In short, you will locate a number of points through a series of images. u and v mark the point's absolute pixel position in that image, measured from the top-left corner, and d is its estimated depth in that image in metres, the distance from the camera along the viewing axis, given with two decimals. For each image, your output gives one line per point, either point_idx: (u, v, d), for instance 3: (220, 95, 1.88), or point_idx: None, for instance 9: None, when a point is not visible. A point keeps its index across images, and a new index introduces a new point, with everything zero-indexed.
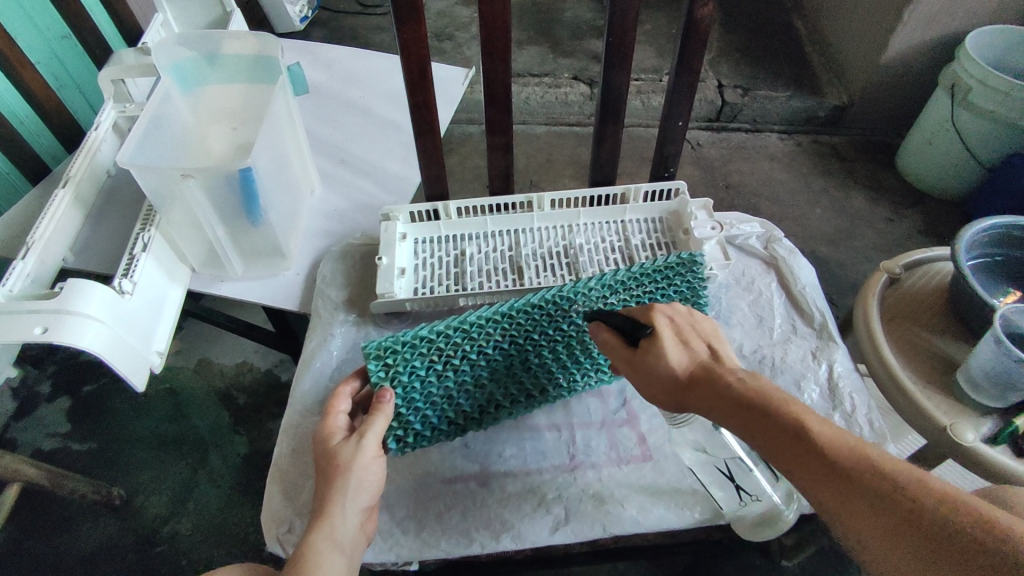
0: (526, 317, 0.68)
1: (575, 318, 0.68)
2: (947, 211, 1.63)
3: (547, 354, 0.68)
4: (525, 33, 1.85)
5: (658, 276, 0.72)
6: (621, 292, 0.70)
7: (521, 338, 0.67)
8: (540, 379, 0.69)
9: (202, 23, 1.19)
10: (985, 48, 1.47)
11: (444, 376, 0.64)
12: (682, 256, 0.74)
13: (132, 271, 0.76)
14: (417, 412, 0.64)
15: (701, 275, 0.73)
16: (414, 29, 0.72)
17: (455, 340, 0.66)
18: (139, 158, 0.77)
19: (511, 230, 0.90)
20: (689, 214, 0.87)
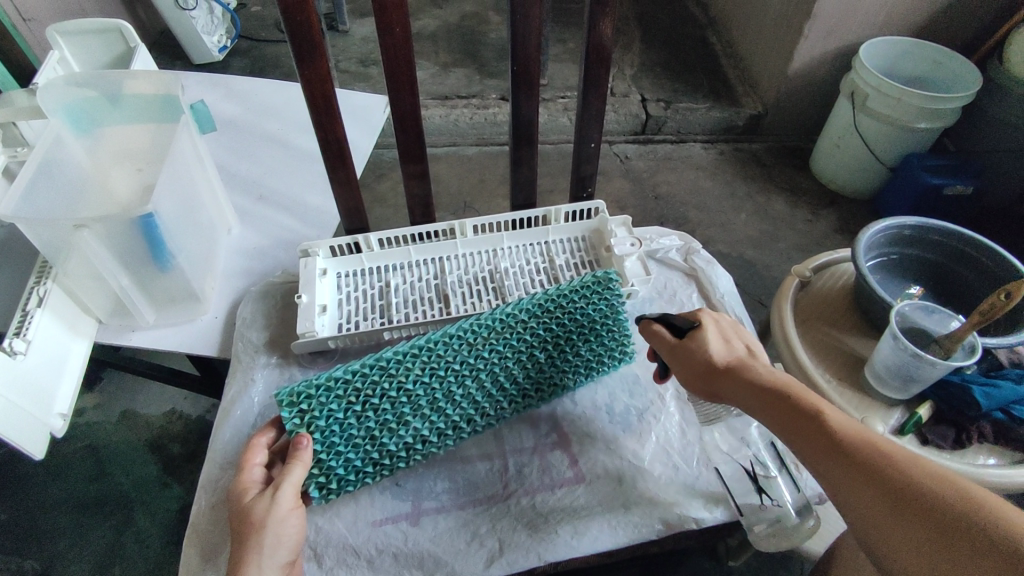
0: (445, 348, 0.67)
1: (496, 345, 0.68)
2: (859, 209, 1.73)
3: (470, 384, 0.68)
4: (452, 55, 1.86)
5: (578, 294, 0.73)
6: (541, 315, 0.70)
7: (442, 371, 0.66)
8: (465, 409, 0.68)
9: (104, 60, 1.15)
10: (879, 57, 1.58)
11: (364, 417, 0.63)
12: (599, 274, 0.74)
13: (25, 327, 0.71)
14: (338, 456, 0.63)
15: (618, 292, 0.73)
16: (314, 65, 0.71)
17: (372, 378, 0.64)
18: (26, 210, 0.72)
19: (435, 257, 0.89)
20: (609, 231, 0.89)
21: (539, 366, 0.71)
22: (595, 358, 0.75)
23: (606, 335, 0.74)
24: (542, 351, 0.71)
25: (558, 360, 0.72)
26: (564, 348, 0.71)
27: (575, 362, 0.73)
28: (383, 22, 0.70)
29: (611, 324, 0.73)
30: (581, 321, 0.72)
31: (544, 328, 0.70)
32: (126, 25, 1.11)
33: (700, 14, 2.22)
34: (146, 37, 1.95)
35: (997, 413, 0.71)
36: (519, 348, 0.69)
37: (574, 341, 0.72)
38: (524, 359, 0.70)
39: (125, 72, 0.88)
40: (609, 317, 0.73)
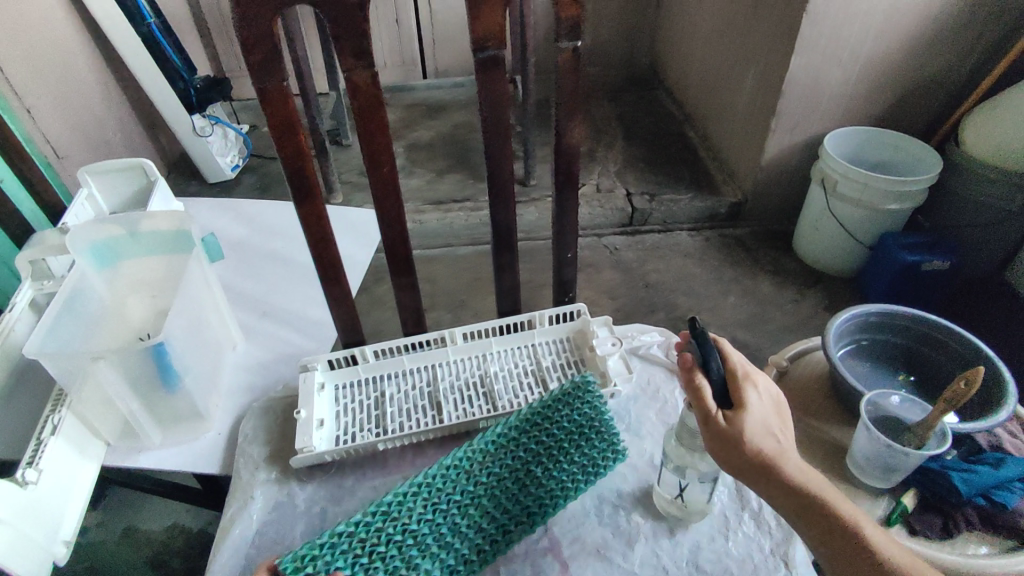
0: (442, 481, 0.72)
1: (490, 468, 0.73)
2: (845, 288, 1.78)
3: (473, 513, 0.70)
4: (447, 162, 2.01)
5: (559, 404, 0.80)
6: (530, 431, 0.76)
7: (444, 504, 0.69)
8: (472, 541, 0.68)
9: (127, 193, 1.29)
10: (843, 146, 1.71)
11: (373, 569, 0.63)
12: (575, 379, 0.80)
13: (37, 457, 0.75)
14: None
15: (597, 393, 0.79)
16: (311, 203, 0.79)
17: (376, 527, 0.66)
18: (49, 346, 0.79)
19: (428, 365, 0.94)
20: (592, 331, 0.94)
21: (537, 481, 0.73)
22: (592, 464, 0.75)
23: (593, 437, 0.77)
24: (538, 464, 0.73)
25: (553, 470, 0.73)
26: (559, 458, 0.74)
27: (571, 472, 0.74)
28: (372, 164, 0.78)
29: (598, 426, 0.77)
30: (568, 428, 0.76)
31: (534, 442, 0.75)
32: (149, 163, 1.25)
33: (678, 113, 2.41)
34: (164, 161, 2.12)
35: (978, 499, 0.72)
36: (516, 468, 0.73)
37: (567, 450, 0.75)
38: (520, 477, 0.73)
39: (144, 213, 0.96)
40: (596, 420, 0.78)
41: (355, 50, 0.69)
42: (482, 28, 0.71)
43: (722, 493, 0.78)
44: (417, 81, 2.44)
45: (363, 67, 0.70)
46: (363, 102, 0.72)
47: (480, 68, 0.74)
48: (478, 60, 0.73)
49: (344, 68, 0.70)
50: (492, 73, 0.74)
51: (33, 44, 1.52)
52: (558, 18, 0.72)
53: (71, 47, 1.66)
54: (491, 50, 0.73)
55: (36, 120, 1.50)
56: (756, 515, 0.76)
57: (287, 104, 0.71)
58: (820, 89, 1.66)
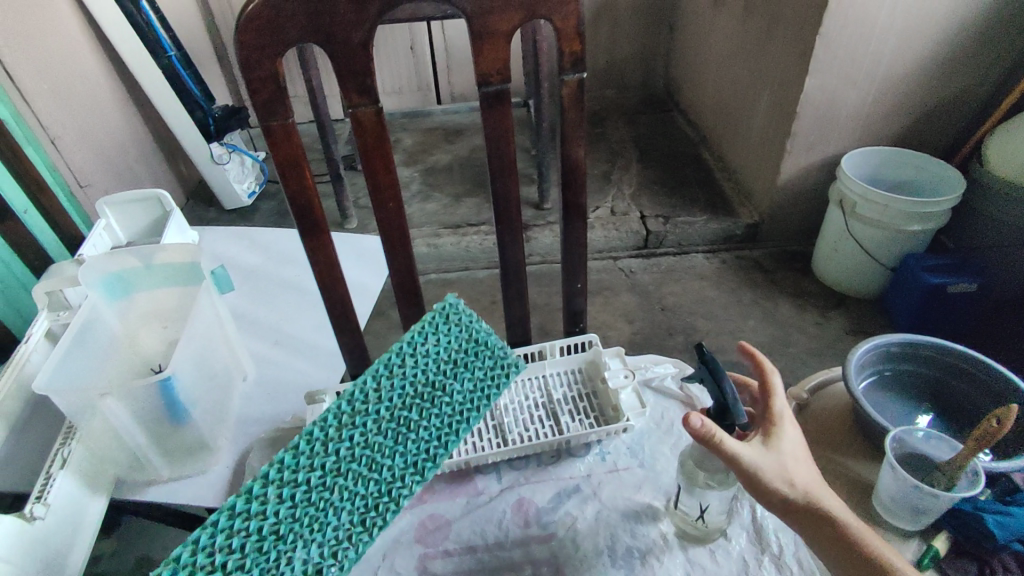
0: (297, 460, 0.58)
1: (352, 427, 0.60)
2: (869, 311, 1.72)
3: (344, 483, 0.57)
4: (463, 186, 2.01)
5: (419, 339, 0.67)
6: (395, 372, 0.64)
7: (304, 483, 0.56)
8: (353, 515, 0.56)
9: (144, 223, 1.32)
10: (861, 167, 1.68)
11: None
12: (439, 307, 0.70)
13: (46, 493, 0.74)
14: None
15: (465, 315, 0.70)
16: (316, 238, 0.79)
17: (220, 535, 0.53)
18: (58, 381, 0.79)
19: None
20: (603, 362, 0.94)
21: (416, 424, 0.62)
22: (481, 387, 0.65)
23: (475, 358, 0.67)
24: (414, 407, 0.63)
25: (434, 406, 0.63)
26: (443, 389, 0.64)
27: (458, 401, 0.64)
28: (378, 200, 0.78)
29: (480, 347, 0.68)
30: (440, 359, 0.66)
31: (403, 383, 0.64)
32: (166, 194, 1.28)
33: (693, 133, 2.40)
34: (185, 187, 2.16)
35: (1014, 545, 0.69)
36: (388, 419, 0.62)
37: (445, 381, 0.65)
38: (396, 427, 0.61)
39: (158, 246, 0.97)
40: (473, 344, 0.68)
41: (358, 88, 0.69)
42: (485, 63, 0.71)
43: (741, 536, 0.74)
44: (433, 106, 2.46)
45: (367, 104, 0.70)
46: (368, 138, 0.73)
47: (485, 102, 0.74)
48: (482, 94, 0.73)
49: (347, 105, 0.70)
50: (497, 107, 0.74)
51: (59, 79, 1.57)
52: (562, 52, 0.72)
53: (96, 81, 1.72)
54: (494, 84, 0.73)
55: (60, 152, 1.54)
56: (776, 561, 0.72)
57: (292, 141, 0.71)
58: (836, 110, 1.63)
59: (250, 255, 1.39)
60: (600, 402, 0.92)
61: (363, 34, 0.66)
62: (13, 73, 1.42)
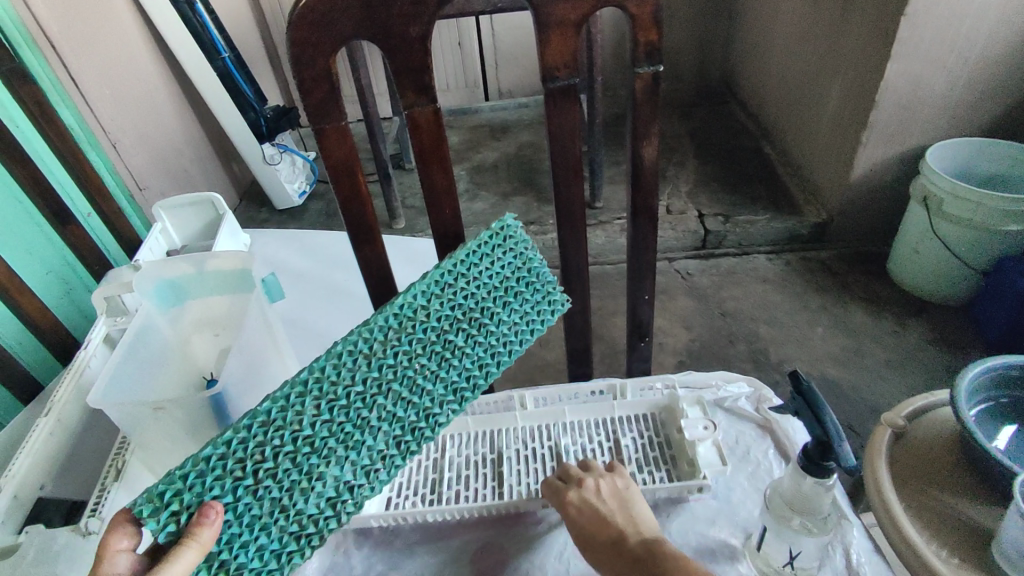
0: (335, 373, 0.60)
1: (394, 347, 0.62)
2: (955, 320, 1.57)
3: (382, 402, 0.61)
4: (511, 184, 1.96)
5: (473, 259, 0.66)
6: (440, 294, 0.64)
7: (342, 397, 0.60)
8: (388, 433, 0.61)
9: (198, 225, 1.33)
10: (948, 160, 1.53)
11: (263, 489, 0.56)
12: (494, 226, 0.68)
13: (101, 508, 0.73)
14: (250, 546, 0.56)
15: (516, 241, 0.68)
16: (371, 246, 0.75)
17: (257, 442, 0.57)
18: (110, 394, 0.78)
19: (494, 430, 0.85)
20: (682, 411, 0.81)
21: (459, 351, 0.64)
22: (527, 319, 0.67)
23: (524, 289, 0.67)
24: (458, 334, 0.64)
25: (479, 336, 0.65)
26: (485, 320, 0.65)
27: (502, 333, 0.66)
28: (434, 206, 0.74)
29: (526, 279, 0.68)
30: (490, 285, 0.66)
31: (448, 308, 0.64)
32: (218, 196, 1.28)
33: (753, 126, 2.27)
34: (238, 188, 2.19)
35: None
36: (432, 341, 0.63)
37: (492, 310, 0.66)
38: (438, 350, 0.63)
39: (210, 252, 0.95)
40: (520, 274, 0.68)
41: (415, 86, 0.64)
42: (553, 55, 0.65)
43: None
44: (481, 102, 2.41)
45: (425, 103, 0.65)
46: (424, 140, 0.68)
47: (551, 98, 0.67)
48: (548, 90, 0.67)
49: (404, 105, 0.65)
50: (562, 103, 0.68)
51: (119, 82, 1.59)
52: (637, 42, 0.65)
53: (154, 84, 1.74)
54: (561, 79, 0.66)
55: (121, 156, 1.57)
56: None
57: (345, 142, 0.67)
58: (920, 98, 1.49)
59: (301, 259, 1.38)
60: (675, 455, 0.79)
61: (421, 27, 0.61)
62: (78, 80, 1.45)
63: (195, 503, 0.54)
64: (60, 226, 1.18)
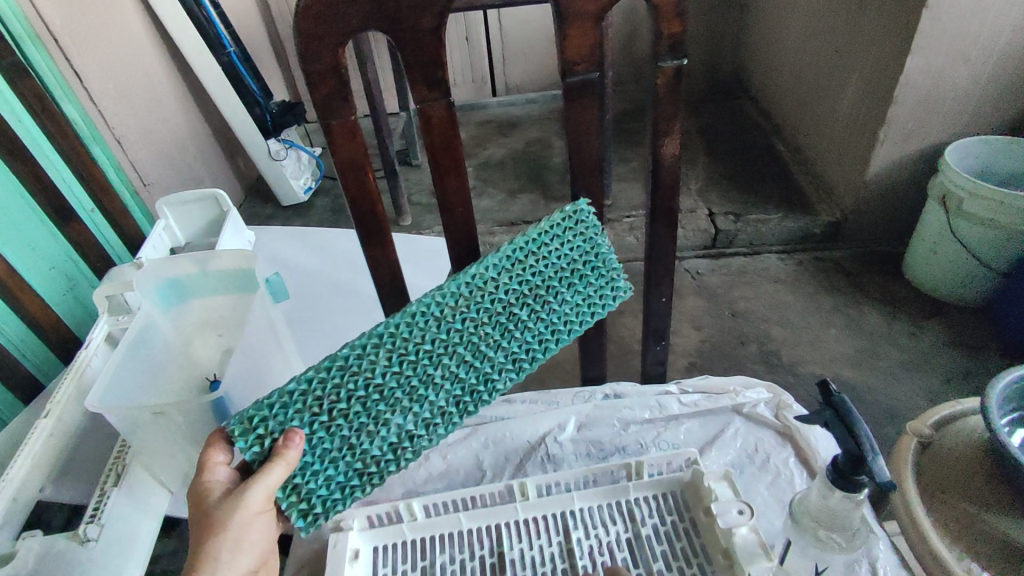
0: (408, 332, 0.63)
1: (463, 313, 0.64)
2: (973, 321, 1.53)
3: (447, 363, 0.64)
4: (518, 181, 1.93)
5: (547, 236, 0.65)
6: (511, 267, 0.64)
7: (413, 354, 0.63)
8: (449, 391, 0.65)
9: (202, 223, 1.31)
10: (968, 158, 1.49)
11: (337, 426, 0.62)
12: (567, 207, 0.66)
13: (100, 511, 0.71)
14: (318, 475, 0.62)
15: (591, 226, 0.66)
16: (379, 247, 0.73)
17: (334, 384, 0.61)
18: (111, 397, 0.76)
19: (492, 525, 0.75)
20: (711, 495, 0.72)
21: (521, 326, 0.65)
22: (587, 301, 0.68)
23: (590, 273, 0.67)
24: (523, 307, 0.65)
25: (541, 313, 0.65)
26: (549, 298, 0.65)
27: (562, 312, 0.66)
28: (445, 206, 0.71)
29: (592, 261, 0.67)
30: (559, 264, 0.65)
31: (517, 282, 0.65)
32: (223, 193, 1.26)
33: (765, 122, 2.23)
34: (242, 183, 2.16)
35: None
36: (498, 313, 0.64)
37: (557, 288, 0.66)
38: (503, 322, 0.65)
39: (212, 251, 0.93)
40: (589, 253, 0.66)
41: (427, 81, 0.61)
42: (571, 49, 0.62)
43: None
44: (488, 98, 2.38)
45: (436, 98, 0.63)
46: (435, 138, 0.65)
47: (568, 94, 0.65)
48: (565, 85, 0.64)
49: (415, 100, 0.63)
50: (581, 99, 0.65)
51: (123, 75, 1.57)
52: (659, 34, 0.62)
53: (158, 77, 1.72)
54: (579, 74, 0.64)
55: (125, 150, 1.55)
56: None
57: (353, 139, 0.64)
58: (940, 94, 1.45)
59: (306, 257, 1.36)
60: (706, 546, 0.71)
61: (433, 18, 0.58)
62: (81, 74, 1.43)
63: (277, 429, 0.60)
64: (60, 223, 1.16)
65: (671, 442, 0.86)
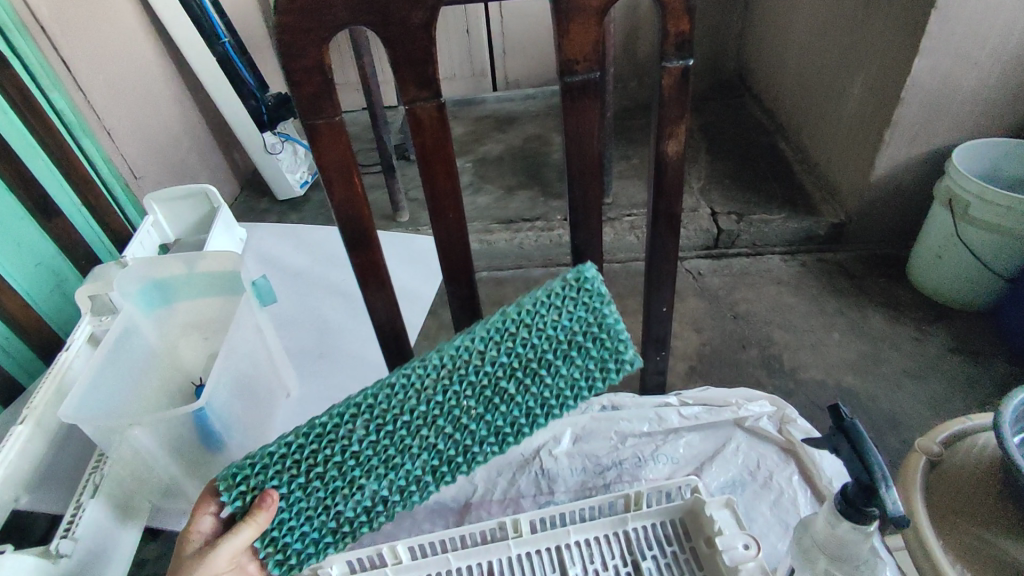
0: (387, 400, 0.61)
1: (446, 385, 0.61)
2: (979, 328, 1.49)
3: (426, 434, 0.62)
4: (516, 178, 1.89)
5: (542, 307, 0.61)
6: (499, 342, 0.61)
7: (390, 424, 0.61)
8: (427, 460, 0.63)
9: (191, 219, 1.27)
10: (975, 161, 1.46)
11: (312, 488, 0.61)
12: (569, 275, 0.62)
13: (74, 525, 0.68)
14: (295, 531, 0.63)
15: (597, 296, 0.61)
16: (367, 253, 0.70)
17: (312, 448, 0.61)
18: (87, 409, 0.74)
19: (483, 563, 0.72)
20: (713, 526, 0.70)
21: (509, 400, 0.62)
22: (586, 376, 0.62)
23: (591, 345, 0.61)
24: (511, 381, 0.61)
25: (531, 387, 0.61)
26: (540, 372, 0.61)
27: (556, 386, 0.62)
28: (436, 210, 0.68)
29: (595, 333, 0.61)
30: (554, 338, 0.61)
31: (505, 356, 0.61)
32: (213, 189, 1.23)
33: (767, 121, 2.20)
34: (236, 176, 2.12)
35: None
36: (484, 386, 0.61)
37: (552, 364, 0.61)
38: (489, 396, 0.61)
39: (199, 253, 0.91)
40: (591, 326, 0.61)
41: (417, 79, 0.58)
42: (571, 47, 0.59)
43: None
44: (487, 93, 2.34)
45: (427, 98, 0.59)
46: (427, 140, 0.62)
47: (568, 95, 0.62)
48: (564, 85, 0.61)
49: (404, 99, 0.59)
50: (581, 100, 0.62)
51: (112, 64, 1.53)
52: (666, 33, 0.59)
53: (150, 67, 1.68)
54: (580, 73, 0.61)
55: (115, 143, 1.51)
56: None
57: (339, 142, 0.61)
58: (949, 94, 1.42)
59: (298, 256, 1.33)
60: None
61: (424, 13, 0.54)
62: (69, 64, 1.39)
63: (255, 488, 0.61)
64: (42, 218, 1.13)
65: (670, 457, 0.85)
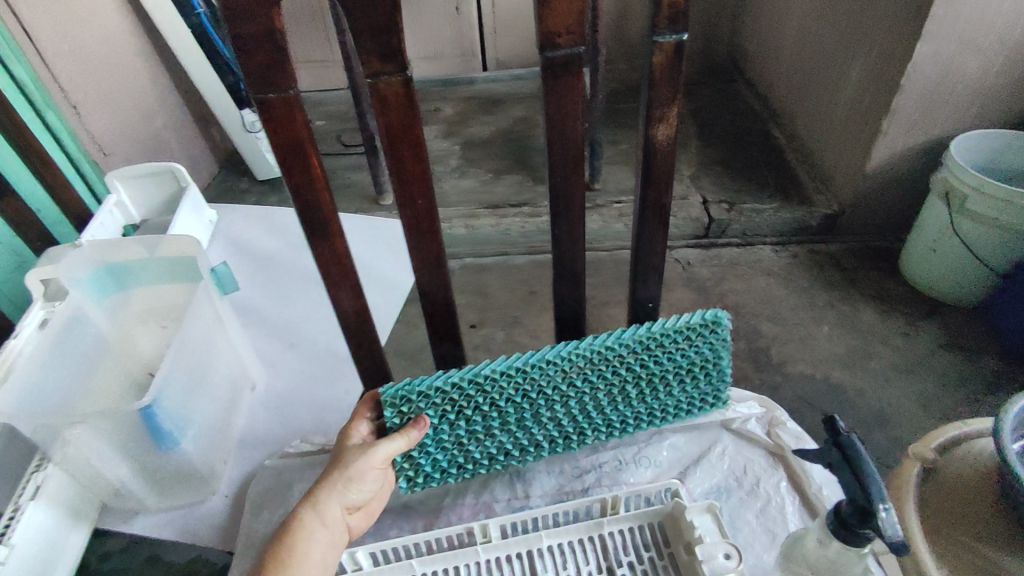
0: (539, 373, 0.69)
1: (588, 375, 0.70)
2: (970, 323, 1.46)
3: (558, 410, 0.72)
4: (503, 161, 1.83)
5: (678, 334, 0.71)
6: (642, 350, 0.70)
7: (533, 394, 0.70)
8: (549, 431, 0.74)
9: (158, 199, 1.21)
10: (974, 152, 1.41)
11: (455, 424, 0.69)
12: (707, 315, 0.70)
13: (10, 529, 0.65)
14: (426, 455, 0.71)
15: (724, 338, 0.71)
16: (327, 241, 0.64)
17: (467, 393, 0.68)
18: (24, 405, 0.69)
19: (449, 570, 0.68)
20: (693, 533, 0.66)
21: (628, 401, 0.73)
22: (688, 399, 0.75)
23: (701, 379, 0.74)
24: (635, 386, 0.72)
25: (649, 397, 0.74)
26: (659, 388, 0.73)
27: (665, 401, 0.74)
28: (405, 195, 0.62)
29: (709, 369, 0.73)
30: (677, 362, 0.72)
31: (639, 365, 0.71)
32: (183, 167, 1.17)
33: (761, 107, 2.14)
34: None
35: None
36: (612, 385, 0.72)
37: (670, 381, 0.73)
38: (614, 394, 0.72)
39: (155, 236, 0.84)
40: (708, 360, 0.72)
41: (381, 50, 0.52)
42: (553, 17, 0.53)
43: None
44: (475, 73, 2.26)
45: (392, 72, 0.54)
46: (393, 119, 0.56)
47: (549, 71, 0.57)
48: (545, 60, 0.56)
49: (367, 72, 0.54)
50: (564, 78, 0.57)
51: (78, 34, 1.44)
52: (658, 4, 0.54)
53: (119, 37, 1.59)
54: (563, 47, 0.55)
55: (82, 118, 1.44)
56: None
57: (295, 120, 0.56)
58: (949, 83, 1.37)
59: (267, 240, 1.27)
60: None
61: None
62: (30, 31, 1.31)
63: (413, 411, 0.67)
64: None
65: (653, 461, 0.81)
